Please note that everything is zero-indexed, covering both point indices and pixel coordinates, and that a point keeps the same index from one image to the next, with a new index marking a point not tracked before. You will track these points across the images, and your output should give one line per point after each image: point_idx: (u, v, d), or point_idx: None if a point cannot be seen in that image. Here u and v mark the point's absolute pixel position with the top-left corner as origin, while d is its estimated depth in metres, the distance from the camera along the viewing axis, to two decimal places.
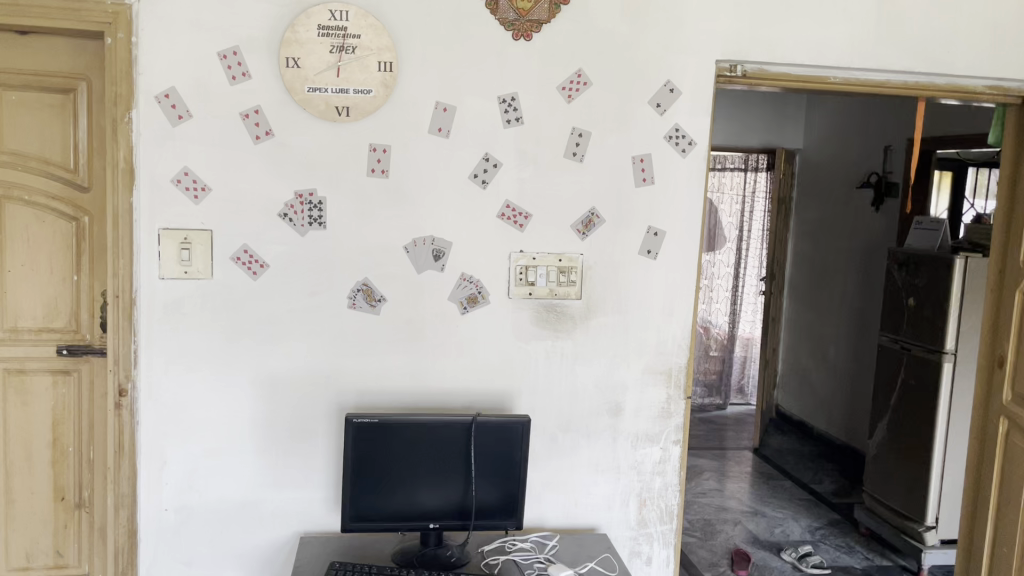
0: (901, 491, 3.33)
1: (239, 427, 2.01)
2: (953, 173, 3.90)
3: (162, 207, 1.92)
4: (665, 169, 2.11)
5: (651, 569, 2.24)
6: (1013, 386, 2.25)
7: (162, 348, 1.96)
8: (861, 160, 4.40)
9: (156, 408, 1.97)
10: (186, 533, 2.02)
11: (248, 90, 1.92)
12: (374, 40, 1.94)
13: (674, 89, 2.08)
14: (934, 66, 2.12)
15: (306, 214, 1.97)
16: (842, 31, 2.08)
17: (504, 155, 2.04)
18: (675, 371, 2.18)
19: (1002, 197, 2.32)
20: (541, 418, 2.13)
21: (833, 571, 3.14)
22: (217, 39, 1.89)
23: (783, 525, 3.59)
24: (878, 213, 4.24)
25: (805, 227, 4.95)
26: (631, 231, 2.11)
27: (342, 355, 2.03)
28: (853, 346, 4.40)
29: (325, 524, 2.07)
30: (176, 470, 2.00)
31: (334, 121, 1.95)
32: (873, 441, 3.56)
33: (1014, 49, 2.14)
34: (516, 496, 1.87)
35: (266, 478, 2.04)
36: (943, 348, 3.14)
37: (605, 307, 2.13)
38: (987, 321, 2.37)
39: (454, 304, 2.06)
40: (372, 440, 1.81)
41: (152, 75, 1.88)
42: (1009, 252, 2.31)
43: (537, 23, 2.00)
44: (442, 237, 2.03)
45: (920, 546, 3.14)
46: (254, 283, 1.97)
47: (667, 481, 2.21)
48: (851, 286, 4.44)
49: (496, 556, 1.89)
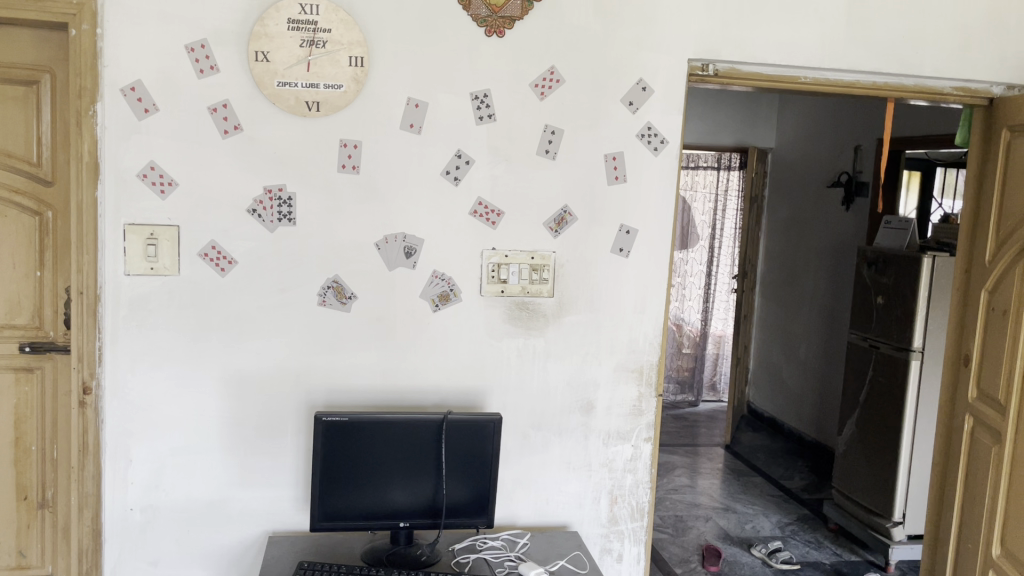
0: (869, 489, 3.37)
1: (207, 425, 1.99)
2: (921, 173, 3.95)
3: (128, 202, 1.89)
4: (637, 167, 2.11)
5: (622, 566, 2.25)
6: (978, 382, 2.28)
7: (128, 345, 1.93)
8: (830, 160, 4.44)
9: (121, 406, 1.94)
10: (153, 534, 1.99)
11: (217, 84, 1.89)
12: (345, 34, 1.92)
13: (646, 88, 2.08)
14: (902, 67, 2.14)
15: (276, 210, 1.95)
16: (813, 31, 2.09)
17: (476, 152, 2.03)
18: (647, 368, 2.18)
19: (969, 197, 2.35)
20: (513, 416, 2.13)
21: (801, 566, 3.18)
22: (185, 31, 1.86)
23: (753, 521, 3.62)
24: (847, 212, 4.29)
25: (776, 225, 4.99)
26: (602, 229, 2.11)
27: (312, 353, 2.01)
28: (824, 344, 4.44)
29: (294, 523, 2.05)
30: (142, 469, 1.97)
31: (305, 116, 1.93)
32: (842, 437, 3.59)
33: (981, 52, 2.17)
34: (487, 494, 1.87)
35: (232, 477, 2.01)
36: (911, 346, 3.19)
37: (577, 305, 2.13)
38: (954, 320, 2.40)
39: (425, 302, 2.04)
40: (341, 438, 1.80)
41: (117, 67, 1.85)
42: (974, 251, 2.34)
43: (510, 20, 1.99)
44: (414, 234, 2.02)
45: (888, 541, 3.21)
46: (223, 280, 1.95)
47: (638, 479, 2.22)
48: (821, 285, 4.48)
49: (466, 556, 1.88)
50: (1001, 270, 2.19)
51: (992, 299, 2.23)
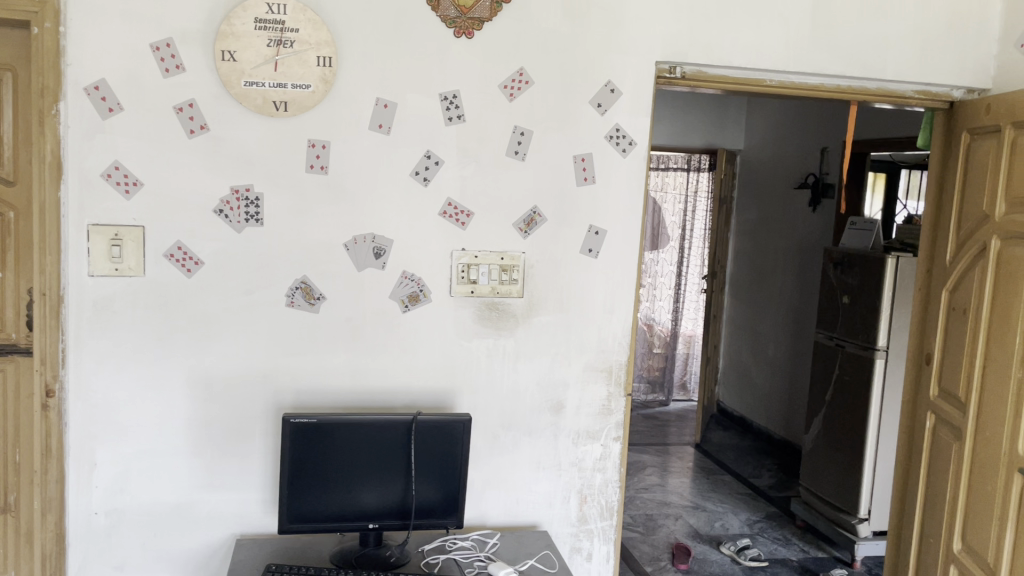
0: (834, 486, 3.42)
1: (173, 427, 1.97)
2: (886, 175, 4.01)
3: (92, 202, 1.86)
4: (607, 168, 2.12)
5: (591, 565, 2.26)
6: (939, 380, 2.32)
7: (92, 346, 1.90)
8: (797, 161, 4.50)
9: (85, 409, 1.92)
10: (118, 538, 1.97)
11: (183, 83, 1.87)
12: (313, 34, 1.91)
13: (614, 90, 2.09)
14: (865, 71, 2.18)
15: (243, 210, 1.93)
16: (779, 34, 2.12)
17: (446, 153, 2.03)
18: (616, 368, 2.20)
19: (930, 199, 2.40)
20: (483, 416, 2.13)
21: (770, 563, 3.22)
22: (151, 30, 1.84)
23: (722, 519, 3.66)
24: (814, 213, 4.34)
25: (745, 226, 5.04)
26: (572, 229, 2.12)
27: (281, 354, 2.00)
28: (791, 343, 4.49)
29: (262, 526, 2.04)
30: (106, 473, 1.95)
31: (272, 116, 1.92)
32: (810, 434, 3.64)
33: (942, 56, 2.22)
34: (457, 495, 1.87)
35: (199, 479, 1.99)
36: (875, 344, 3.24)
37: (547, 305, 2.14)
38: (916, 319, 2.44)
39: (395, 303, 2.04)
40: (310, 439, 1.79)
41: (80, 66, 1.82)
42: (936, 251, 2.38)
43: (479, 21, 1.99)
44: (383, 235, 2.02)
45: (854, 537, 3.26)
46: (189, 281, 1.93)
47: (608, 477, 2.23)
48: (789, 285, 4.54)
49: (436, 556, 1.88)
50: (962, 270, 2.23)
51: (953, 299, 2.27)
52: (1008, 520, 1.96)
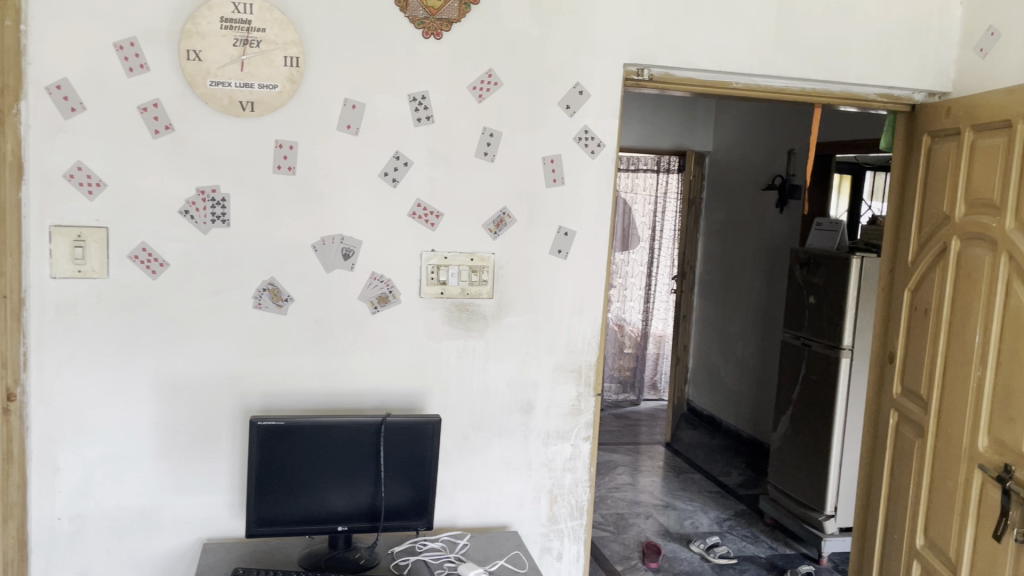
0: (801, 483, 3.47)
1: (138, 431, 1.94)
2: (850, 177, 4.10)
3: (54, 204, 1.84)
4: (575, 169, 2.13)
5: (561, 564, 2.27)
6: (902, 379, 2.36)
7: (54, 349, 1.87)
8: (765, 162, 4.55)
9: (48, 413, 1.89)
10: (82, 544, 1.94)
11: (147, 83, 1.85)
12: (279, 34, 1.90)
13: (583, 92, 2.10)
14: (828, 74, 2.21)
15: (209, 211, 1.92)
16: (744, 37, 2.15)
17: (415, 153, 2.03)
18: (585, 368, 2.21)
19: (893, 200, 2.44)
20: (453, 417, 2.13)
21: (738, 560, 3.25)
22: (114, 29, 1.82)
23: (692, 517, 3.69)
24: (781, 214, 4.40)
25: (714, 227, 5.09)
26: (541, 230, 2.13)
27: (248, 356, 1.98)
28: (759, 343, 4.54)
29: (230, 530, 2.02)
30: (70, 477, 1.92)
31: (239, 116, 1.90)
32: (777, 433, 3.68)
33: (903, 59, 2.25)
34: (426, 495, 1.87)
35: (165, 483, 1.97)
36: (841, 343, 3.29)
37: (517, 306, 2.14)
38: (879, 318, 2.48)
39: (364, 304, 2.03)
40: (278, 441, 1.78)
41: (42, 65, 1.80)
42: (898, 250, 2.42)
43: (447, 22, 1.99)
44: (351, 236, 2.01)
45: (821, 534, 3.30)
46: (154, 283, 1.91)
47: (578, 477, 2.24)
48: (757, 285, 4.59)
49: (406, 558, 1.88)
50: (923, 269, 2.27)
51: (915, 298, 2.31)
52: (968, 514, 2.00)
